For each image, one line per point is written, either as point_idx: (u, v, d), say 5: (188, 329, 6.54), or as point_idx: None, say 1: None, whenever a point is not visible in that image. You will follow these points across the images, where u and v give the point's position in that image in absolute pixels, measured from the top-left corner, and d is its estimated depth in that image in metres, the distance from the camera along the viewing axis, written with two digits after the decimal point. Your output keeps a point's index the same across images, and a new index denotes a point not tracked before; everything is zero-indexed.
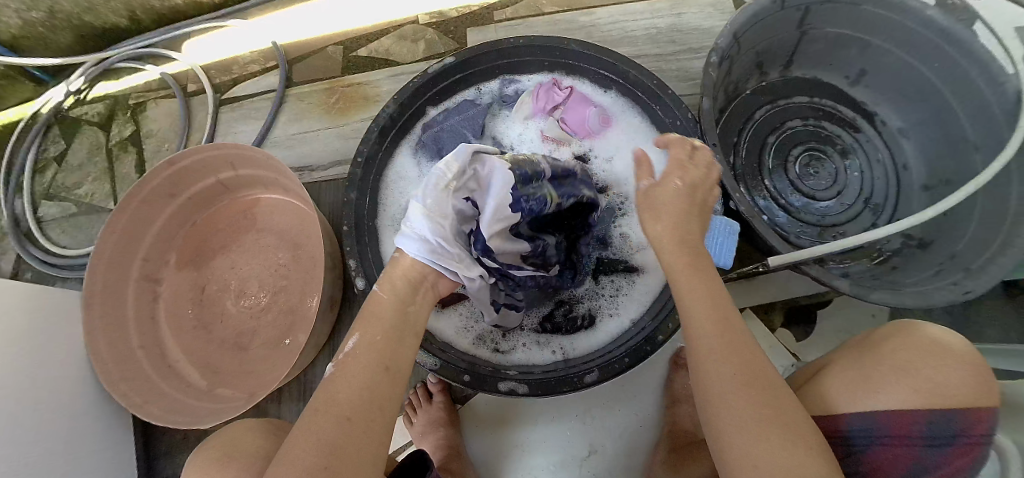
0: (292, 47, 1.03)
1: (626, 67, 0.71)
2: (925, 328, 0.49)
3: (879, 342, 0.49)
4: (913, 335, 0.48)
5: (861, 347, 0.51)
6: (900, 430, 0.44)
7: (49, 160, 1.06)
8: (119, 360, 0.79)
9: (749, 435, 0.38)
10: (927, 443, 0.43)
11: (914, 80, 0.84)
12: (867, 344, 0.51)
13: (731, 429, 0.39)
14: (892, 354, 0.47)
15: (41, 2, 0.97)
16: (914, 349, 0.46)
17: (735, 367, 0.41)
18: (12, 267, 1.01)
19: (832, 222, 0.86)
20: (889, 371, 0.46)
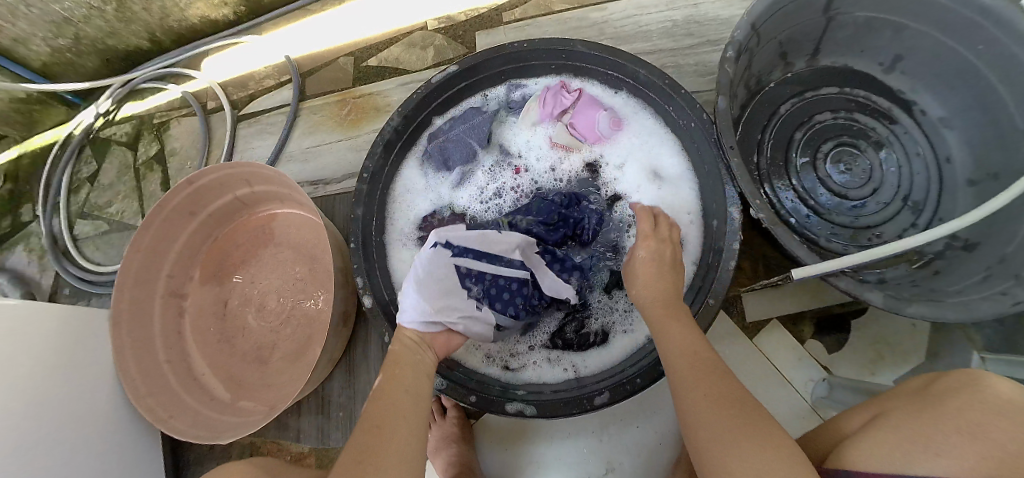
0: (304, 60, 1.04)
1: (635, 66, 0.68)
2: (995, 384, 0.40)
3: (941, 399, 0.41)
4: (980, 390, 0.39)
5: (920, 399, 0.43)
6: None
7: (82, 180, 1.11)
8: (146, 375, 0.81)
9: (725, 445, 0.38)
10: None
11: (955, 64, 0.77)
12: (926, 397, 0.43)
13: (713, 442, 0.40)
14: (957, 412, 0.38)
15: (67, 30, 1.01)
16: (983, 407, 0.38)
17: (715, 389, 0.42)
18: (53, 284, 1.06)
19: (868, 223, 0.80)
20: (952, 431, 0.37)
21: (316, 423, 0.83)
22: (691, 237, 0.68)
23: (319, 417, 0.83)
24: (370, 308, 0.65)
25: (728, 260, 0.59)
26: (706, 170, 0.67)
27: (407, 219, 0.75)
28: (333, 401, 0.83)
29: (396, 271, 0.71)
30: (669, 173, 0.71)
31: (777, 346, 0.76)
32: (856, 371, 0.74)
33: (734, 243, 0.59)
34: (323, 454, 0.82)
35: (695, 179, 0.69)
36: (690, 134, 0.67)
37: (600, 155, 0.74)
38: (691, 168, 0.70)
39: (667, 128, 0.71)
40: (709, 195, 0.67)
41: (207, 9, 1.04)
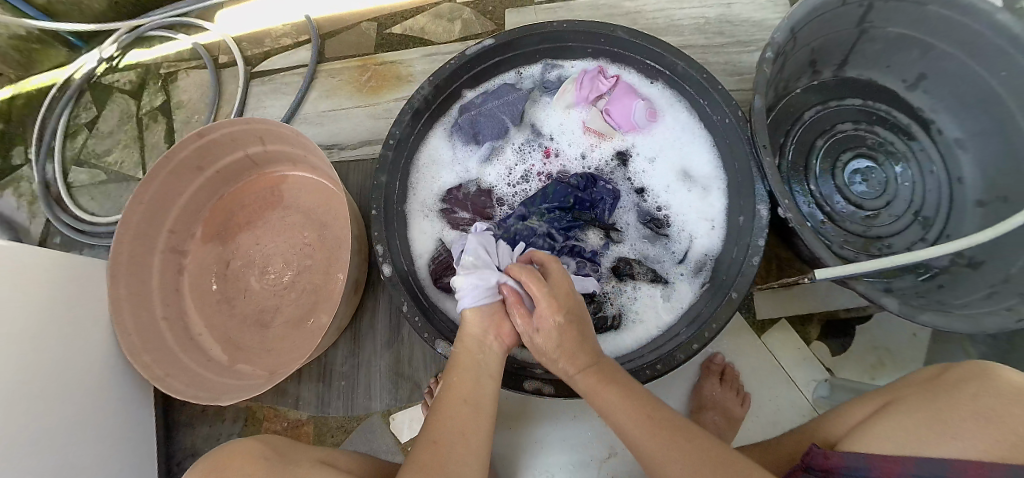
0: (325, 21, 1.01)
1: (674, 58, 0.67)
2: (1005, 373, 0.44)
3: (955, 384, 0.45)
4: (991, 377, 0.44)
5: (930, 389, 0.47)
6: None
7: (80, 126, 1.06)
8: (142, 331, 0.79)
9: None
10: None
11: (976, 88, 0.78)
12: (937, 386, 0.46)
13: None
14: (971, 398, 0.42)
15: None
16: (995, 394, 0.41)
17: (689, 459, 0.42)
18: (43, 231, 1.02)
19: (879, 234, 0.81)
20: (967, 416, 0.41)
21: (316, 391, 0.82)
22: (711, 234, 0.69)
23: (320, 385, 0.82)
24: (390, 276, 0.63)
25: (754, 257, 0.59)
26: (736, 169, 0.67)
27: (429, 190, 0.74)
28: (335, 370, 0.82)
29: (415, 243, 0.71)
30: (697, 170, 0.71)
31: (783, 344, 0.77)
32: (857, 374, 0.75)
33: (760, 239, 0.60)
34: (321, 422, 0.81)
35: (725, 178, 0.70)
36: (722, 131, 0.67)
37: (632, 145, 0.74)
38: (721, 167, 0.70)
39: (700, 123, 0.71)
40: (737, 194, 0.67)
41: None
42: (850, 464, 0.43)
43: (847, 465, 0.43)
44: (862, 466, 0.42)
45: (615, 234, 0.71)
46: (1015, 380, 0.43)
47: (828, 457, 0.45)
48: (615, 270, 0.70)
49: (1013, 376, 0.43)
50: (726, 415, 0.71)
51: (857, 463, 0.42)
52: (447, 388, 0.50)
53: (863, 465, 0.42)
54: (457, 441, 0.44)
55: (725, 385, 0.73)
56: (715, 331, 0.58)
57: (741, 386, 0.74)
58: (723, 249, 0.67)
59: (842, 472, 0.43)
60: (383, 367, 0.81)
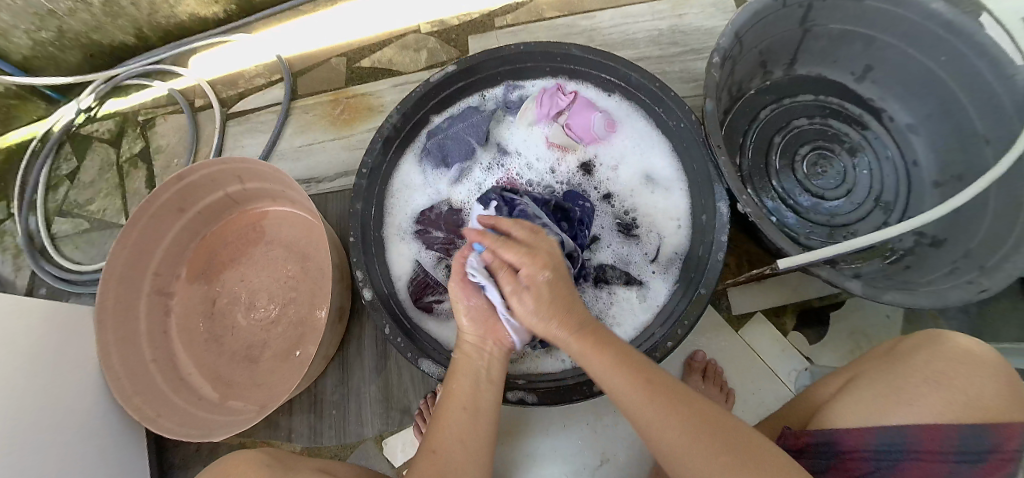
0: (296, 60, 1.04)
1: (628, 71, 0.71)
2: (953, 338, 0.48)
3: (907, 353, 0.48)
4: (943, 344, 0.47)
5: (885, 360, 0.50)
6: (931, 444, 0.41)
7: (61, 177, 1.08)
8: (132, 375, 0.80)
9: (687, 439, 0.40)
10: (959, 458, 0.39)
11: (920, 75, 0.82)
12: (891, 355, 0.50)
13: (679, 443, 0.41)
14: (923, 364, 0.46)
15: (50, 23, 0.99)
16: (941, 357, 0.45)
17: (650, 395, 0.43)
18: (28, 283, 1.03)
19: (842, 221, 0.85)
20: (920, 382, 0.44)
21: (308, 421, 0.83)
22: (678, 236, 0.72)
23: (312, 414, 0.83)
24: (370, 301, 0.65)
25: (717, 252, 0.62)
26: (694, 170, 0.70)
27: (404, 214, 0.76)
28: (326, 399, 0.83)
29: (394, 267, 0.73)
30: (660, 176, 0.74)
31: (761, 338, 0.79)
32: (834, 361, 0.77)
33: (722, 236, 0.63)
34: (315, 452, 0.81)
35: (686, 180, 0.73)
36: (678, 134, 0.70)
37: (595, 155, 0.77)
38: (681, 169, 0.73)
39: (658, 130, 0.75)
40: (698, 193, 0.70)
41: (198, 7, 1.03)
42: (820, 439, 0.46)
43: (817, 441, 0.46)
44: (831, 441, 0.45)
45: (591, 243, 0.73)
46: (962, 343, 0.46)
47: (800, 436, 0.48)
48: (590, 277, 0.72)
49: (959, 338, 0.46)
50: None
51: (826, 438, 0.46)
52: (446, 395, 0.50)
53: (832, 440, 0.45)
54: (456, 449, 0.45)
55: (708, 382, 0.75)
56: (687, 328, 0.60)
57: (724, 381, 0.76)
58: (690, 248, 0.70)
59: (813, 448, 0.46)
60: (373, 392, 0.82)
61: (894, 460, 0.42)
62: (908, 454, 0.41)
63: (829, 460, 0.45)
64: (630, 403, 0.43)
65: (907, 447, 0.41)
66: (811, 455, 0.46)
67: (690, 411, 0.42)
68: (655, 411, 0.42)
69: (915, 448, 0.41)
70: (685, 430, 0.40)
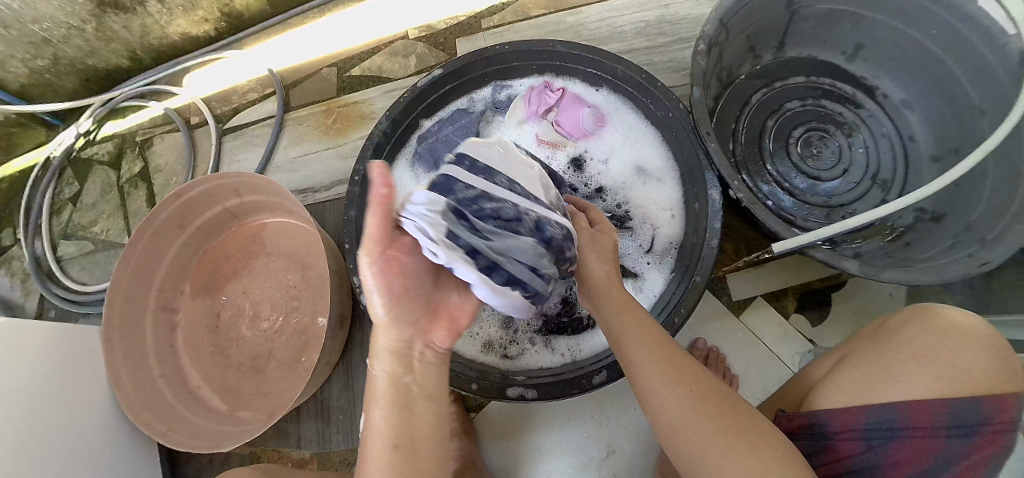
0: (288, 72, 1.05)
1: (614, 63, 0.71)
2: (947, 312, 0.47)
3: (898, 331, 0.48)
4: (938, 319, 0.47)
5: (877, 340, 0.50)
6: (921, 420, 0.40)
7: (64, 201, 1.10)
8: (141, 391, 0.81)
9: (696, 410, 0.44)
10: (952, 433, 0.39)
11: (911, 50, 0.82)
12: (882, 335, 0.50)
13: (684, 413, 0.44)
14: (912, 341, 0.46)
15: (45, 50, 1.00)
16: (930, 334, 0.46)
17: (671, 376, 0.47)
18: (37, 306, 1.05)
19: (840, 202, 0.84)
20: (909, 359, 0.45)
21: (317, 428, 0.83)
22: (672, 226, 0.72)
23: (319, 422, 0.83)
24: None
25: (711, 239, 0.62)
26: (684, 159, 0.70)
27: None
28: (333, 405, 0.84)
29: None
30: (651, 167, 0.74)
31: (762, 322, 0.79)
32: (837, 342, 0.77)
33: (715, 223, 0.63)
34: (324, 458, 0.82)
35: (677, 170, 0.73)
36: (667, 124, 0.70)
37: (585, 150, 0.77)
38: (672, 159, 0.73)
39: (647, 121, 0.75)
40: (689, 182, 0.70)
41: (189, 25, 1.05)
42: (814, 421, 0.47)
43: (812, 423, 0.47)
44: (824, 422, 0.46)
45: None
46: (953, 318, 0.46)
47: (795, 419, 0.49)
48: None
49: (951, 312, 0.47)
50: None
51: (819, 419, 0.47)
52: (388, 390, 0.42)
53: (825, 420, 0.46)
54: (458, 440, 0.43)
55: (711, 369, 0.75)
56: (683, 317, 0.60)
57: (727, 368, 0.76)
58: (684, 236, 0.70)
59: (807, 430, 0.47)
60: None
61: (885, 439, 0.41)
62: (898, 431, 0.41)
63: (823, 442, 0.45)
64: (646, 370, 0.48)
65: (896, 424, 0.41)
66: (805, 437, 0.47)
67: (698, 386, 0.46)
68: (664, 381, 0.46)
69: (905, 425, 0.41)
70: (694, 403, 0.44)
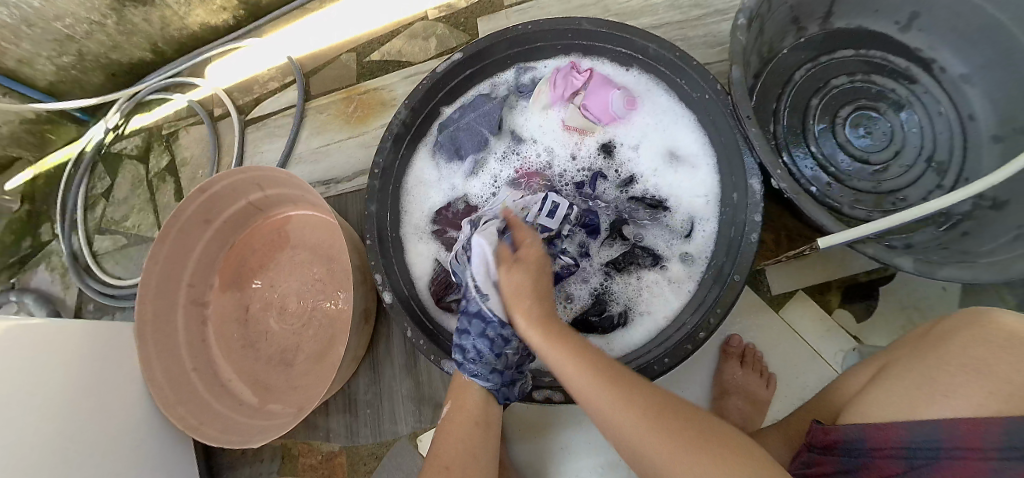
0: (306, 60, 1.03)
1: (644, 41, 0.65)
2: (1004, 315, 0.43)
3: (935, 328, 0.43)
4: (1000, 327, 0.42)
5: (924, 347, 0.42)
6: (973, 440, 0.33)
7: (98, 196, 1.12)
8: (174, 384, 0.82)
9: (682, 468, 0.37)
10: (1004, 457, 0.31)
11: (969, 15, 0.73)
12: (928, 342, 0.42)
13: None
14: (962, 351, 0.38)
15: (70, 47, 1.01)
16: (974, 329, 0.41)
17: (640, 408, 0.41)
18: (77, 300, 1.08)
19: (891, 188, 0.77)
20: (955, 369, 0.37)
21: (344, 421, 0.84)
22: (709, 217, 0.67)
23: (346, 414, 0.84)
24: (391, 302, 0.65)
25: (751, 233, 0.57)
26: (722, 143, 0.65)
27: (421, 211, 0.75)
28: (359, 400, 0.84)
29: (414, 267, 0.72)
30: (684, 153, 0.69)
31: (804, 318, 0.74)
32: (886, 340, 0.71)
33: (757, 215, 0.57)
34: (352, 451, 0.83)
35: (713, 155, 0.67)
36: (704, 106, 0.65)
37: (615, 135, 0.72)
38: (709, 144, 0.68)
39: (682, 103, 0.69)
40: (727, 170, 0.65)
41: (207, 16, 1.03)
42: (849, 435, 0.40)
43: (846, 438, 0.40)
44: (859, 437, 0.39)
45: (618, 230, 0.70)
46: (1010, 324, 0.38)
47: (827, 433, 0.41)
48: (616, 265, 0.68)
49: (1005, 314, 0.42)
50: (750, 399, 0.69)
51: (853, 435, 0.39)
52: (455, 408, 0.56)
53: (860, 435, 0.39)
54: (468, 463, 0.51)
55: (747, 367, 0.71)
56: (720, 317, 0.56)
57: (764, 366, 0.72)
58: (721, 227, 0.65)
59: (841, 447, 0.40)
60: (404, 391, 0.82)
61: (930, 459, 0.34)
62: (946, 452, 0.34)
63: (858, 461, 0.38)
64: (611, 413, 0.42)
65: (943, 444, 0.34)
66: (839, 454, 0.40)
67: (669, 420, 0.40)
68: (633, 416, 0.41)
69: (954, 445, 0.33)
70: (669, 437, 0.39)
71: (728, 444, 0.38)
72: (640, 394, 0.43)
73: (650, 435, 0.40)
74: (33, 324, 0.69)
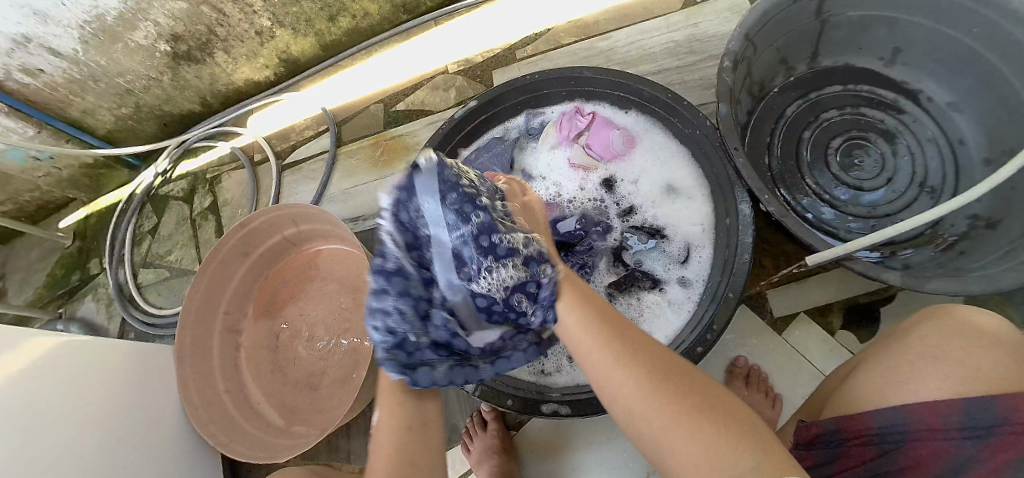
0: (339, 110, 1.14)
1: (640, 86, 0.74)
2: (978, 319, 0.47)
3: (908, 331, 0.48)
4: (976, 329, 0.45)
5: (907, 349, 0.46)
6: (931, 422, 0.39)
7: (144, 233, 1.22)
8: (206, 404, 0.88)
9: (679, 426, 0.36)
10: (963, 436, 0.37)
11: (949, 47, 0.79)
12: (907, 345, 0.46)
13: (665, 433, 0.37)
14: (921, 341, 0.46)
15: (129, 100, 1.14)
16: (941, 333, 0.45)
17: (639, 369, 0.40)
18: (120, 330, 1.16)
19: (885, 212, 0.82)
20: (916, 358, 0.44)
21: (365, 442, 0.88)
22: (706, 241, 0.72)
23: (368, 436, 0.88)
24: None
25: (743, 255, 0.63)
26: (715, 174, 0.71)
27: None
28: None
29: None
30: (680, 185, 0.76)
31: (807, 338, 0.77)
32: None
33: (747, 237, 0.63)
34: None
35: (707, 186, 0.73)
36: (695, 142, 0.72)
37: (616, 171, 0.79)
38: (702, 176, 0.74)
39: (676, 139, 0.76)
40: (720, 197, 0.70)
41: (252, 72, 1.16)
42: (826, 428, 0.45)
43: (824, 430, 0.45)
44: (836, 428, 0.44)
45: (621, 256, 0.75)
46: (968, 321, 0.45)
47: (809, 428, 0.47)
48: (620, 288, 0.74)
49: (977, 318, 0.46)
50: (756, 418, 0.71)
51: (830, 427, 0.45)
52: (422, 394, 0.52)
53: (836, 427, 0.44)
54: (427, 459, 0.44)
55: (752, 387, 0.73)
56: (716, 334, 0.61)
57: (770, 386, 0.75)
58: (716, 250, 0.70)
59: (821, 439, 0.45)
60: None
61: (898, 443, 0.40)
62: (911, 434, 0.40)
63: (837, 450, 0.44)
64: (608, 369, 0.41)
65: (909, 428, 0.40)
66: (820, 446, 0.45)
67: (669, 380, 0.39)
68: (634, 373, 0.40)
69: (918, 428, 0.39)
70: (666, 394, 0.38)
71: (734, 411, 0.37)
72: (650, 361, 0.41)
73: (649, 397, 0.38)
74: (77, 342, 0.77)
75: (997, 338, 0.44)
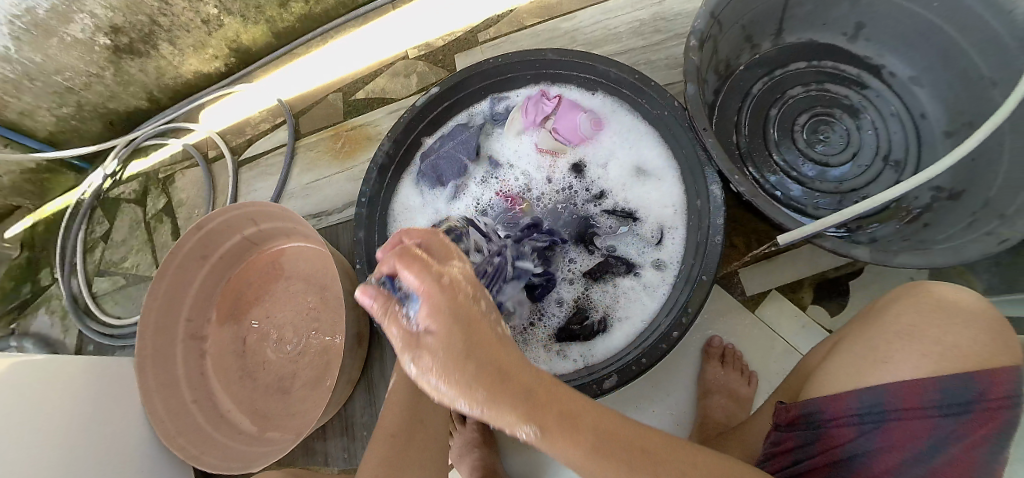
0: (296, 100, 1.09)
1: (605, 67, 0.71)
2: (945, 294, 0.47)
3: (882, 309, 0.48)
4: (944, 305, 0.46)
5: (881, 326, 0.46)
6: (911, 402, 0.40)
7: (96, 239, 1.16)
8: (174, 415, 0.84)
9: None
10: (941, 412, 0.39)
11: (910, 22, 0.79)
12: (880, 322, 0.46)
13: None
14: (897, 319, 0.45)
15: (70, 98, 1.07)
16: (916, 310, 0.45)
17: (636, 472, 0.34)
18: (77, 342, 1.10)
19: (851, 186, 0.82)
20: (894, 337, 0.44)
21: (342, 444, 0.86)
22: (678, 224, 0.71)
23: (345, 437, 0.86)
24: None
25: (714, 237, 0.62)
26: (683, 156, 0.70)
27: None
28: (357, 422, 0.86)
29: None
30: (651, 167, 0.75)
31: (779, 315, 0.78)
32: None
33: (718, 218, 0.62)
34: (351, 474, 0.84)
35: (677, 167, 0.72)
36: (663, 123, 0.71)
37: (585, 155, 0.78)
38: (672, 157, 0.73)
39: (644, 121, 0.75)
40: (690, 179, 0.69)
41: (200, 63, 1.09)
42: (808, 410, 0.45)
43: (806, 412, 0.46)
44: (818, 409, 0.45)
45: (593, 242, 0.74)
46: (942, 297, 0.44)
47: (790, 410, 0.47)
48: (594, 274, 0.73)
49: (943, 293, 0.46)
50: (732, 396, 0.72)
51: (811, 408, 0.45)
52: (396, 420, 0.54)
53: (819, 409, 0.45)
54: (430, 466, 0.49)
55: (728, 366, 0.74)
56: (691, 316, 0.60)
57: (745, 364, 0.75)
58: (688, 232, 0.69)
59: (803, 421, 0.45)
60: None
61: (878, 422, 0.41)
62: (890, 413, 0.41)
63: (817, 431, 0.44)
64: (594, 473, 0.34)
65: (889, 407, 0.41)
66: (801, 427, 0.46)
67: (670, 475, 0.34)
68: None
69: (897, 407, 0.40)
70: None
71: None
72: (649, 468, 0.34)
73: None
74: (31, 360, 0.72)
75: (968, 312, 0.44)
